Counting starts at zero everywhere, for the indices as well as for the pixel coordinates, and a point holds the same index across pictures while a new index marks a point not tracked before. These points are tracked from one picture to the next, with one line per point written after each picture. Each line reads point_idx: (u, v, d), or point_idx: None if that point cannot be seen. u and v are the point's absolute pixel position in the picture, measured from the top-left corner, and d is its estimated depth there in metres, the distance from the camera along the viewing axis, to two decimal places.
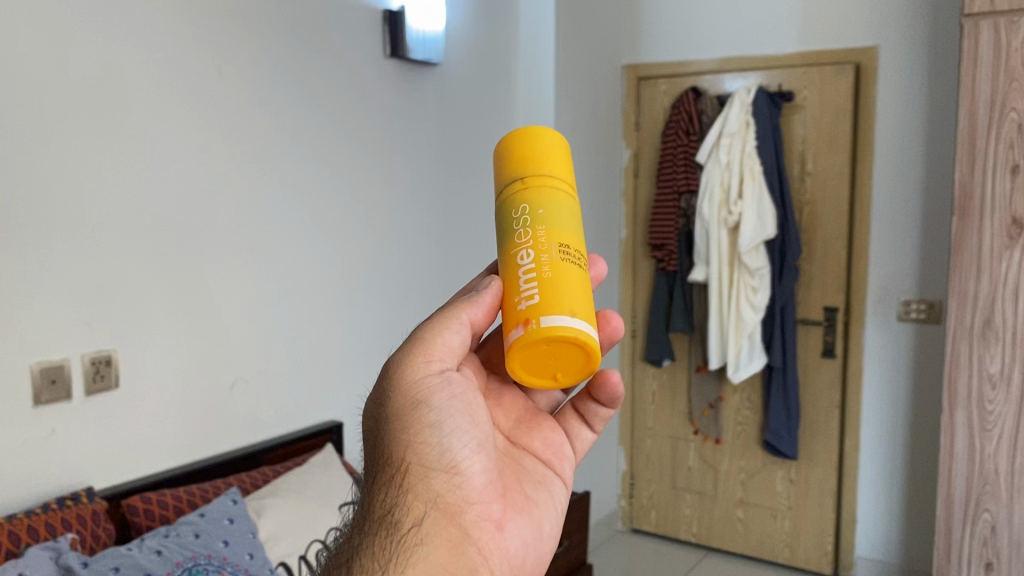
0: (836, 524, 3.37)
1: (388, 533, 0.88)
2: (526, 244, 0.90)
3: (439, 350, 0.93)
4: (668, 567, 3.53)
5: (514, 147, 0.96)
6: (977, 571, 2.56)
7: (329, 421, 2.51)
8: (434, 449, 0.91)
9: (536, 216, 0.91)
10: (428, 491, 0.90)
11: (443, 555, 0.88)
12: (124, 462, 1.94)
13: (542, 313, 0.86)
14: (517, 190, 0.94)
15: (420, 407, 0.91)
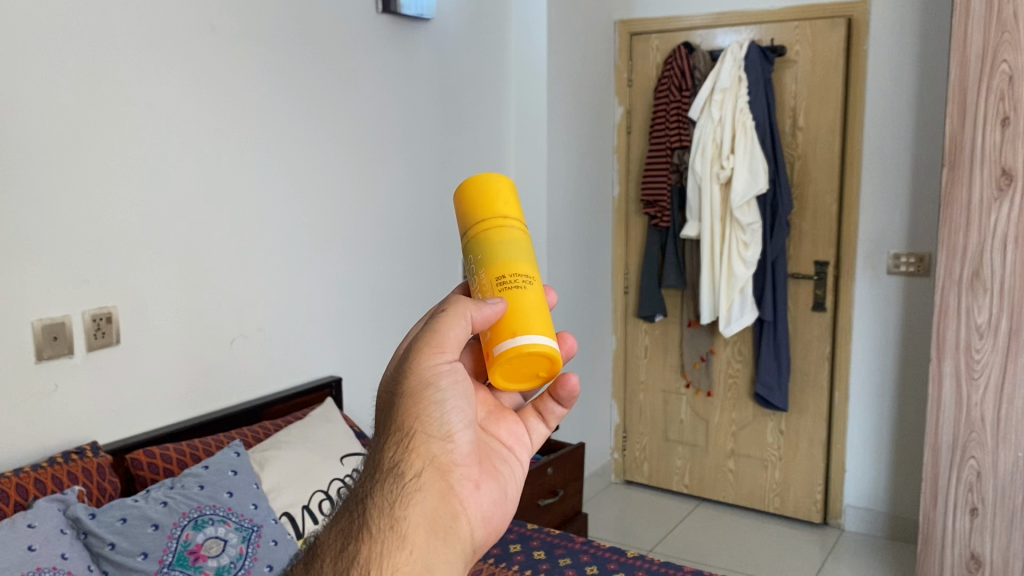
0: (826, 474, 3.44)
1: (383, 482, 0.83)
2: (477, 290, 0.97)
3: (449, 344, 0.90)
4: (661, 517, 3.61)
5: (458, 203, 1.02)
6: (962, 516, 2.63)
7: (328, 376, 2.54)
8: (432, 412, 0.88)
9: (478, 263, 0.97)
10: (425, 448, 0.86)
11: (435, 504, 0.84)
12: (127, 417, 1.97)
13: (494, 345, 0.94)
14: (468, 242, 1.00)
15: (429, 385, 0.89)
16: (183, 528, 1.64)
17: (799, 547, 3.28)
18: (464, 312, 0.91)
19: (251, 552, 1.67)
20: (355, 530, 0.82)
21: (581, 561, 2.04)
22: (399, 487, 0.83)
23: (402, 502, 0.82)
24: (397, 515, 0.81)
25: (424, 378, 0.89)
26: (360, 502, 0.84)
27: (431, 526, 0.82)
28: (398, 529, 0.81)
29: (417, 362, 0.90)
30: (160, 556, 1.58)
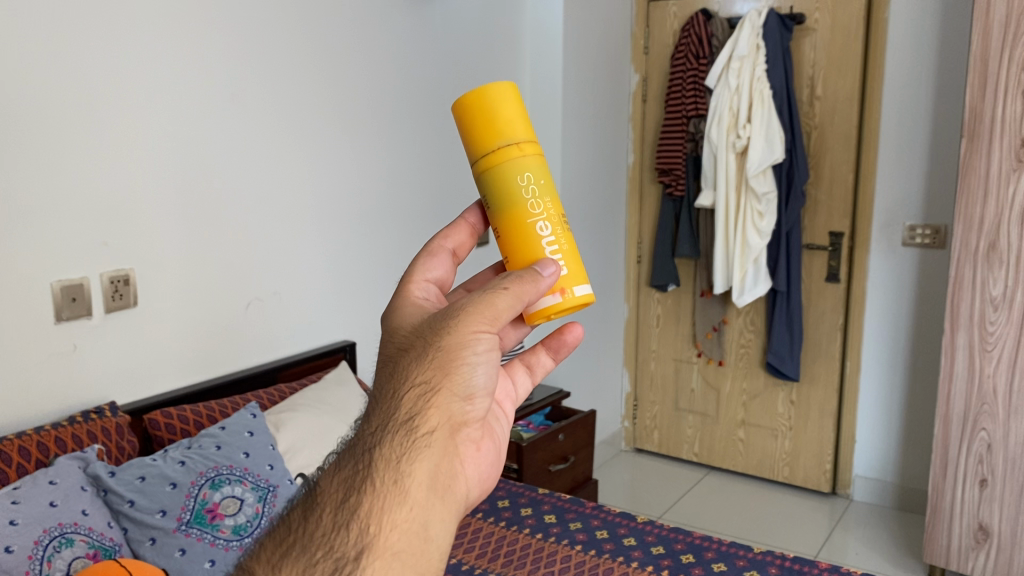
0: (835, 445, 3.45)
1: (393, 434, 0.76)
2: (546, 217, 0.94)
3: (492, 313, 0.83)
4: (670, 484, 3.64)
5: (493, 110, 0.94)
6: (972, 487, 2.64)
7: (342, 341, 2.56)
8: (459, 371, 0.81)
9: (541, 188, 0.95)
10: (443, 405, 0.80)
11: (439, 463, 0.77)
12: (145, 377, 2.00)
13: (573, 283, 0.95)
14: (514, 156, 0.94)
15: (461, 347, 0.82)
16: (201, 487, 1.67)
17: (808, 516, 3.31)
18: (523, 292, 0.86)
19: (268, 511, 1.71)
20: (360, 477, 0.75)
21: (591, 525, 2.06)
22: (409, 442, 0.76)
23: (409, 457, 0.75)
24: (403, 470, 0.74)
25: (461, 335, 0.82)
26: (366, 448, 0.76)
27: (433, 488, 0.76)
28: (400, 487, 0.74)
29: (453, 319, 0.83)
30: (178, 513, 1.62)
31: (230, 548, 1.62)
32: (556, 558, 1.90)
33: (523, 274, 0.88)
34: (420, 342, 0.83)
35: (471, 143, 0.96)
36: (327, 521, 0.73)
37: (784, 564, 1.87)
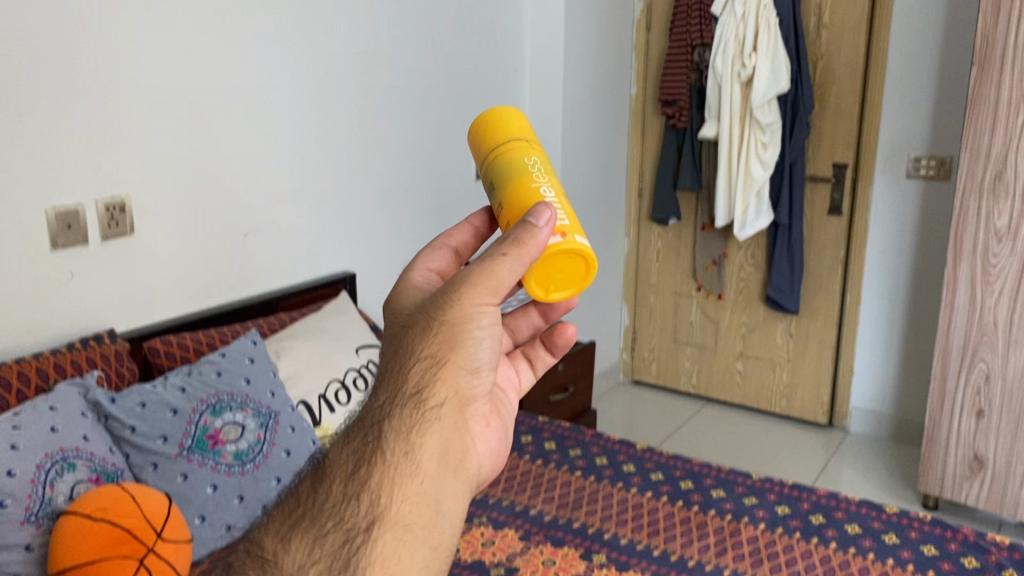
0: (833, 377, 3.47)
1: (401, 406, 0.74)
2: (548, 183, 0.90)
3: (498, 284, 0.79)
4: (668, 415, 3.67)
5: (504, 118, 0.97)
6: (968, 418, 2.66)
7: (341, 271, 2.54)
8: (467, 343, 0.78)
9: (546, 170, 0.93)
10: (449, 379, 0.78)
11: (449, 437, 0.76)
12: (142, 305, 1.98)
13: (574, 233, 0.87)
14: (521, 146, 0.94)
15: (468, 320, 0.79)
16: (202, 413, 1.67)
17: (803, 447, 3.34)
18: (524, 254, 0.79)
19: (269, 437, 1.72)
20: (367, 452, 0.73)
21: (591, 453, 2.07)
22: (418, 414, 0.75)
23: (419, 430, 0.74)
24: (413, 443, 0.73)
25: (466, 307, 0.79)
26: (374, 420, 0.75)
27: (443, 461, 0.75)
28: (411, 458, 0.72)
29: (456, 290, 0.79)
30: (179, 439, 1.63)
31: (232, 474, 1.64)
32: (556, 484, 1.92)
33: (520, 231, 0.80)
34: (424, 315, 0.80)
35: (479, 144, 0.97)
36: (339, 490, 0.71)
37: (783, 491, 1.88)
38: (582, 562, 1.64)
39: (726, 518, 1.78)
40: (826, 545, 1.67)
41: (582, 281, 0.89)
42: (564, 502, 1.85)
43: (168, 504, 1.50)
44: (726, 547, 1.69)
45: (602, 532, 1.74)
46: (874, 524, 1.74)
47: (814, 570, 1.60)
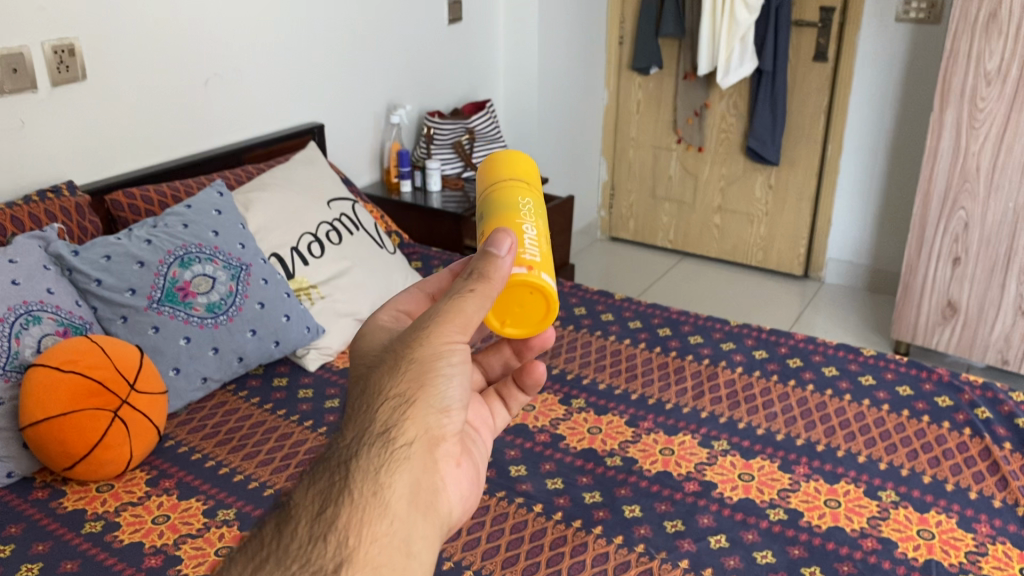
0: (811, 229, 3.46)
1: (368, 443, 0.61)
2: (532, 223, 0.83)
3: (466, 322, 0.69)
4: (645, 269, 3.67)
5: (516, 156, 0.91)
6: (945, 265, 2.68)
7: (309, 122, 2.43)
8: (437, 380, 0.66)
9: (536, 212, 0.86)
10: (422, 416, 0.65)
11: (420, 478, 0.62)
12: (101, 156, 1.89)
13: (541, 271, 0.79)
14: (521, 184, 0.88)
15: (438, 356, 0.67)
16: (170, 266, 1.61)
17: (779, 297, 3.38)
18: (490, 289, 0.71)
19: (241, 290, 1.68)
20: (328, 491, 0.58)
21: (570, 305, 2.03)
22: (388, 450, 0.61)
23: (389, 468, 0.60)
24: (383, 481, 0.59)
25: (435, 344, 0.67)
26: (334, 459, 0.60)
27: (414, 505, 0.61)
28: (381, 498, 0.59)
29: (421, 331, 0.68)
30: (148, 292, 1.58)
31: (204, 326, 1.63)
32: None
33: (480, 264, 0.72)
34: (388, 357, 0.68)
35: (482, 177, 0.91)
36: (299, 537, 0.55)
37: (762, 336, 1.88)
38: (562, 407, 1.65)
39: (704, 364, 1.78)
40: (803, 388, 1.69)
41: (541, 322, 0.83)
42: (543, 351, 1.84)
43: (142, 354, 1.48)
44: (704, 391, 1.70)
45: (582, 378, 1.74)
46: (851, 368, 1.74)
47: (790, 411, 1.62)
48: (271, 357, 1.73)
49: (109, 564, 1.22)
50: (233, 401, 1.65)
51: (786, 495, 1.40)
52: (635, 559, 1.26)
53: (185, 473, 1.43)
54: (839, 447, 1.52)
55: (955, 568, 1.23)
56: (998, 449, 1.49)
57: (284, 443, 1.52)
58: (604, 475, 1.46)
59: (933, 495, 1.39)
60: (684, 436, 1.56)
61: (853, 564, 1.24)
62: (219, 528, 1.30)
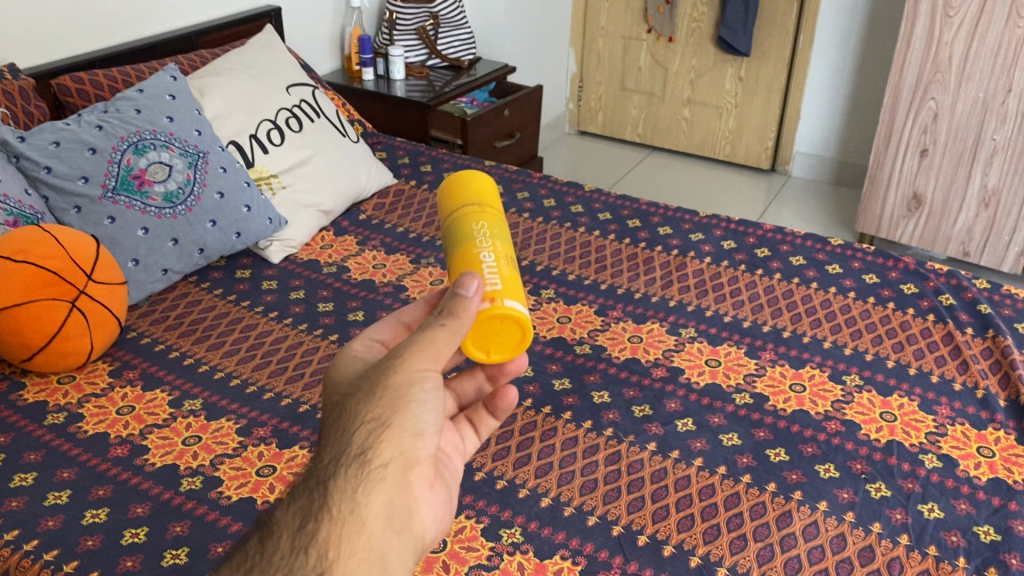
0: (779, 122, 3.43)
1: (345, 465, 0.61)
2: (490, 248, 0.80)
3: (441, 349, 0.68)
4: (613, 162, 3.63)
5: (468, 180, 0.88)
6: (912, 157, 2.68)
7: (266, 5, 2.32)
8: (411, 404, 0.66)
9: (494, 233, 0.83)
10: (399, 437, 0.65)
11: (395, 499, 0.63)
12: (43, 36, 1.79)
13: (505, 297, 0.77)
14: (476, 209, 0.85)
15: (415, 378, 0.67)
16: (123, 153, 1.55)
17: (746, 191, 3.37)
18: (459, 324, 0.70)
19: (199, 179, 1.63)
20: (306, 514, 0.59)
21: (539, 196, 1.99)
22: (365, 470, 0.62)
23: (365, 489, 0.61)
24: (359, 502, 0.60)
25: (409, 370, 0.67)
26: (313, 480, 0.61)
27: (388, 524, 0.62)
28: (357, 517, 0.60)
29: (395, 359, 0.68)
30: (101, 181, 1.52)
31: (163, 216, 1.57)
32: None
33: (451, 302, 0.71)
34: (363, 382, 0.68)
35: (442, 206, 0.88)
36: (278, 553, 0.56)
37: (731, 227, 1.87)
38: (531, 298, 1.64)
39: (673, 254, 1.77)
40: (772, 277, 1.69)
41: (521, 344, 0.80)
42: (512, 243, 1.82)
43: (98, 244, 1.43)
44: (673, 281, 1.69)
45: (551, 269, 1.73)
46: (818, 257, 1.74)
47: (757, 299, 1.63)
48: (233, 248, 1.68)
49: (73, 454, 1.21)
50: (195, 293, 1.61)
51: (753, 381, 1.41)
52: (604, 442, 1.27)
53: (148, 365, 1.41)
54: (805, 334, 1.53)
55: (915, 448, 1.26)
56: (961, 334, 1.51)
57: (249, 335, 1.50)
58: (573, 363, 1.46)
59: (896, 379, 1.41)
60: (652, 325, 1.57)
61: (817, 445, 1.27)
62: (186, 418, 1.29)
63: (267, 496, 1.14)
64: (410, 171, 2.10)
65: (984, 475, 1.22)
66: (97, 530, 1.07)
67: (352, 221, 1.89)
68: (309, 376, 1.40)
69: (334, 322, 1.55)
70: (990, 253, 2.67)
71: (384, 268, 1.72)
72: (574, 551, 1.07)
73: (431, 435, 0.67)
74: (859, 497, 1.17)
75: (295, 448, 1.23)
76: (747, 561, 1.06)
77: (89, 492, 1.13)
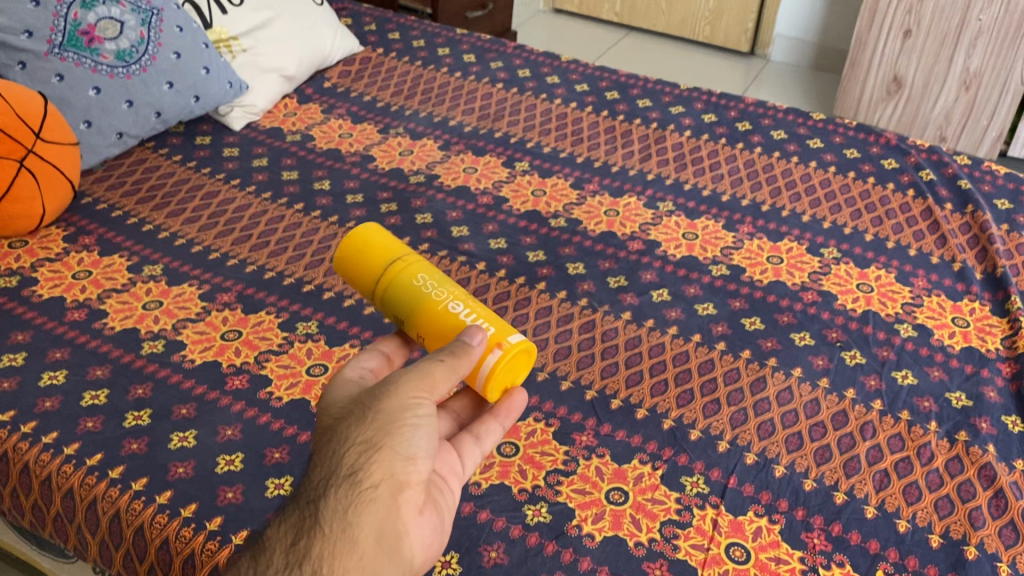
0: (761, 4, 3.30)
1: (335, 484, 0.62)
2: (455, 298, 0.81)
3: (433, 384, 0.70)
4: (590, 43, 3.51)
5: (366, 241, 0.85)
6: (895, 38, 2.60)
7: None
8: (402, 429, 0.66)
9: (440, 281, 0.83)
10: (391, 461, 0.65)
11: (385, 522, 0.64)
12: None
13: (504, 336, 0.80)
14: (403, 268, 0.83)
15: (407, 408, 0.67)
16: (70, 6, 1.45)
17: (724, 74, 3.29)
18: (459, 364, 0.72)
19: (153, 38, 1.54)
20: (298, 529, 0.60)
21: (513, 66, 1.91)
22: (356, 489, 0.63)
23: (356, 509, 0.62)
24: (349, 521, 0.61)
25: (401, 397, 0.68)
26: (305, 499, 0.62)
27: (378, 546, 0.63)
28: (348, 535, 0.61)
29: (388, 388, 0.69)
30: (47, 36, 1.42)
31: (115, 76, 1.49)
32: (476, 96, 1.80)
33: (451, 347, 0.72)
34: (355, 405, 0.69)
35: (358, 275, 0.85)
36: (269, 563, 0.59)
37: (711, 100, 1.81)
38: (505, 170, 1.59)
39: (652, 127, 1.72)
40: (751, 151, 1.64)
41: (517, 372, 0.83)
42: (485, 115, 1.75)
43: (45, 100, 1.34)
44: (651, 154, 1.64)
45: (526, 142, 1.67)
46: (799, 131, 1.70)
47: (736, 173, 1.59)
48: (192, 113, 1.60)
49: (28, 317, 1.16)
50: (153, 159, 1.54)
51: (730, 253, 1.39)
52: (578, 311, 1.24)
53: (105, 231, 1.35)
54: (784, 208, 1.50)
55: (891, 318, 1.26)
56: (940, 209, 1.49)
57: (211, 202, 1.44)
58: (547, 236, 1.43)
59: (874, 252, 1.39)
60: (629, 198, 1.53)
61: (793, 315, 1.25)
62: (146, 283, 1.24)
63: (233, 360, 1.11)
64: (377, 38, 2.00)
65: (958, 344, 1.21)
66: (55, 392, 1.03)
67: (317, 89, 1.81)
68: (275, 245, 1.35)
69: (300, 191, 1.49)
70: (968, 137, 2.66)
71: (352, 138, 1.65)
72: (547, 414, 1.06)
73: (422, 456, 0.68)
74: (834, 365, 1.16)
75: (261, 314, 1.19)
76: (722, 423, 1.05)
77: (46, 354, 1.09)
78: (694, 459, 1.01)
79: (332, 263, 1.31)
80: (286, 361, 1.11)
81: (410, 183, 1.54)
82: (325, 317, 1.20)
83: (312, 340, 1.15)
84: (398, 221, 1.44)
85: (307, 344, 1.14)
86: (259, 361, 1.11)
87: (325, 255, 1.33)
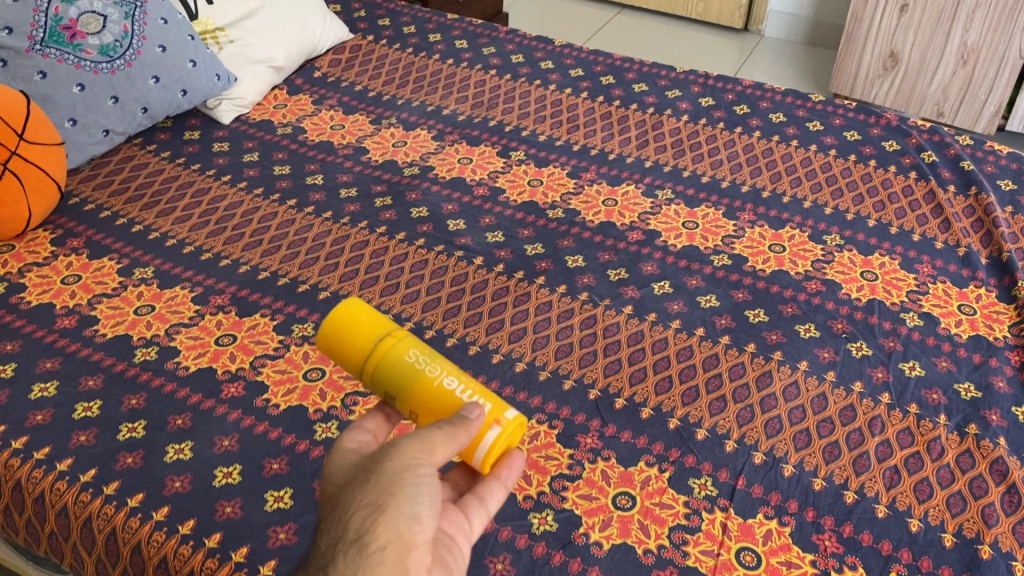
0: None
1: (342, 550, 0.60)
2: (450, 373, 0.74)
3: (433, 445, 0.65)
4: (582, 22, 3.45)
5: (347, 316, 0.76)
6: (891, 12, 2.57)
7: None
8: (405, 488, 0.63)
9: (431, 356, 0.75)
10: (397, 519, 0.61)
11: None
12: None
13: (500, 411, 0.74)
14: (391, 341, 0.75)
15: (409, 466, 0.64)
16: (51, 2, 1.41)
17: (718, 52, 3.24)
18: (458, 432, 0.68)
19: (137, 31, 1.50)
20: None
21: (507, 51, 1.87)
22: (363, 551, 0.59)
23: (363, 575, 0.58)
24: None
25: (404, 456, 0.64)
26: (314, 569, 0.60)
27: None
28: None
29: (392, 449, 0.65)
30: (28, 32, 1.38)
31: (100, 72, 1.45)
32: (470, 83, 1.77)
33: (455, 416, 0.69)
34: (362, 466, 0.66)
35: (338, 351, 0.76)
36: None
37: (709, 83, 1.78)
38: (500, 160, 1.56)
39: (649, 112, 1.68)
40: (750, 135, 1.62)
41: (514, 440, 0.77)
42: (478, 102, 1.71)
43: (27, 100, 1.30)
44: (648, 140, 1.61)
45: (521, 130, 1.64)
46: (799, 114, 1.67)
47: (736, 158, 1.56)
48: (180, 108, 1.57)
49: (17, 326, 1.13)
50: (141, 156, 1.51)
51: (731, 242, 1.37)
52: (578, 306, 1.22)
53: (94, 232, 1.32)
54: (784, 194, 1.47)
55: (896, 307, 1.24)
56: (943, 192, 1.46)
57: (202, 200, 1.41)
58: (545, 228, 1.40)
59: (878, 238, 1.37)
60: (628, 186, 1.50)
61: (797, 305, 1.23)
62: (137, 287, 1.21)
63: (228, 366, 1.08)
64: (367, 24, 1.96)
65: (965, 332, 1.19)
66: (46, 405, 1.01)
67: (306, 79, 1.77)
68: (268, 244, 1.32)
69: (292, 186, 1.46)
70: (965, 112, 2.63)
71: (343, 130, 1.62)
72: (550, 416, 1.04)
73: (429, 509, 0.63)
74: (840, 357, 1.14)
75: (256, 316, 1.17)
76: (728, 421, 1.04)
77: (36, 364, 1.07)
78: (701, 459, 0.99)
79: (327, 262, 1.29)
80: (283, 365, 1.09)
81: (405, 176, 1.51)
82: (321, 317, 1.17)
83: (308, 342, 1.13)
84: (394, 216, 1.41)
85: (303, 347, 1.12)
86: (254, 366, 1.08)
87: (320, 253, 1.31)
